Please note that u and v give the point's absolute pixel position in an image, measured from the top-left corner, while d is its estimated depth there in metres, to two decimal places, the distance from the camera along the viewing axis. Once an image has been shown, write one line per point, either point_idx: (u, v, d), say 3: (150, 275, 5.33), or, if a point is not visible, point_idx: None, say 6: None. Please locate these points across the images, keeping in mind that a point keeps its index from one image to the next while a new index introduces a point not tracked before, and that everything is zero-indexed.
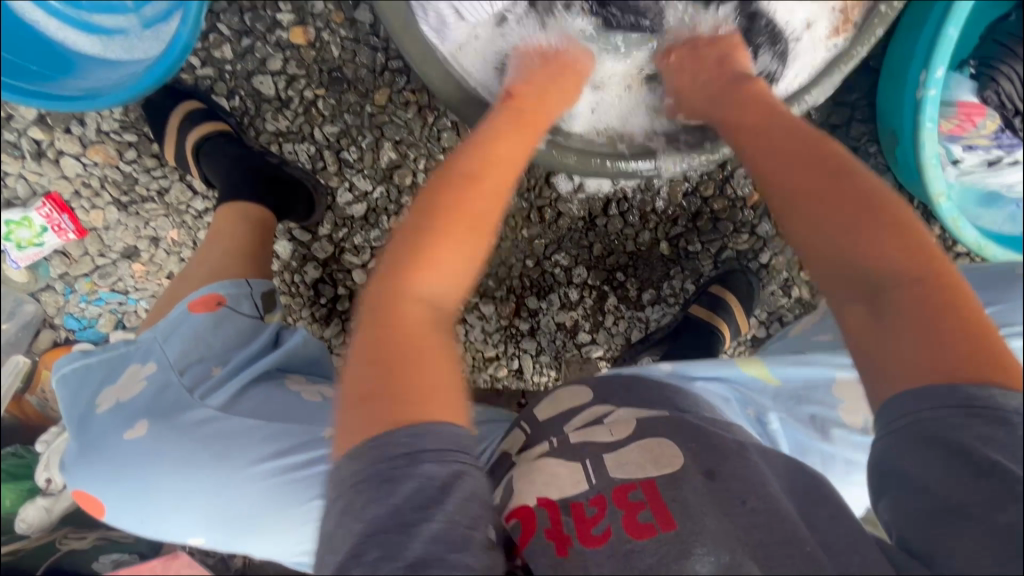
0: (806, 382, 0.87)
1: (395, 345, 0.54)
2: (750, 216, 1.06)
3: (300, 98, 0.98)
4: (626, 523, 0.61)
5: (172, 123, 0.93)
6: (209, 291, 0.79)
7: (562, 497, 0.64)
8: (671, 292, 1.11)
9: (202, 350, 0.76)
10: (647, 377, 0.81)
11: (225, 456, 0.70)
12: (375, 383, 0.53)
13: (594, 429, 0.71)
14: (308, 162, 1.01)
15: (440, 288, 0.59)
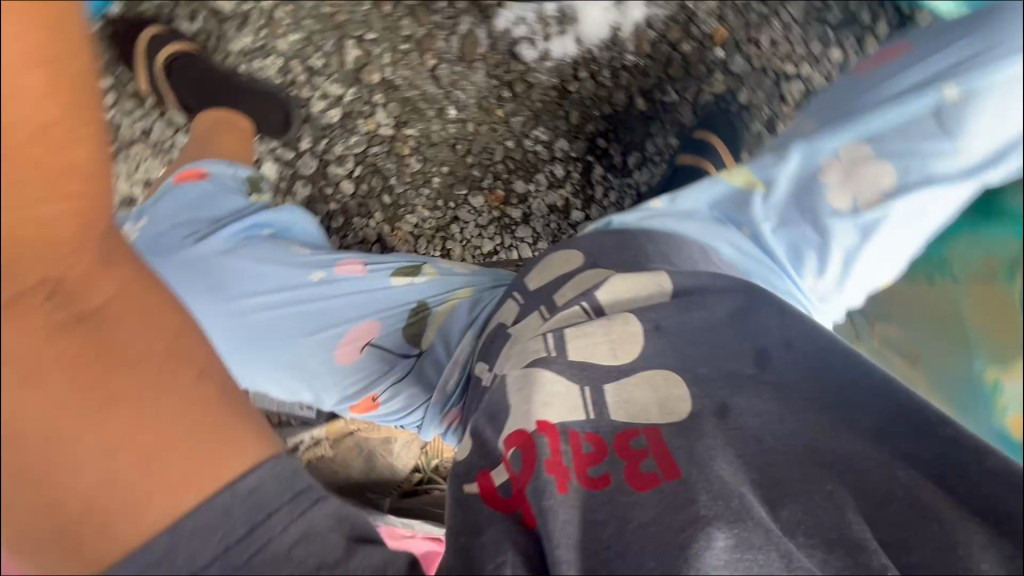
0: (794, 181, 0.71)
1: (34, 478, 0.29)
2: (721, 54, 1.04)
3: (259, 10, 1.00)
4: (629, 475, 0.46)
5: (139, 49, 0.96)
6: (193, 166, 0.78)
7: (563, 421, 0.49)
8: (655, 151, 1.10)
9: (187, 209, 0.73)
10: (634, 236, 0.68)
11: (211, 298, 0.68)
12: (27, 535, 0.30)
13: (590, 324, 0.56)
14: (278, 76, 1.03)
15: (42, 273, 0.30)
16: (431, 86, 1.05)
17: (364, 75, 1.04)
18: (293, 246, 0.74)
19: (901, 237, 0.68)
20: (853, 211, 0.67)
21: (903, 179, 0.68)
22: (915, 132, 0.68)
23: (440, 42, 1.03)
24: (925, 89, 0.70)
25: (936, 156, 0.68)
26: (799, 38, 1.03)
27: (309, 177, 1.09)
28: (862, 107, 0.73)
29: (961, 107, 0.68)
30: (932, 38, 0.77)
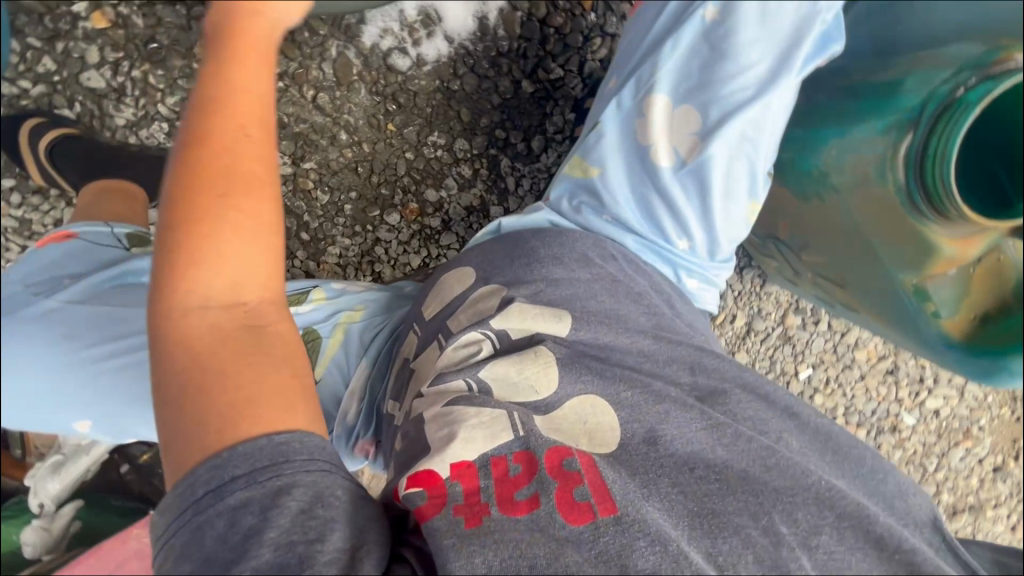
0: (626, 160, 0.73)
1: (188, 377, 0.45)
2: (594, 18, 1.02)
3: (131, 81, 0.99)
4: (559, 502, 0.53)
5: (23, 135, 0.97)
6: (63, 229, 0.87)
7: (481, 454, 0.56)
8: (556, 132, 1.08)
9: (46, 269, 0.83)
10: (526, 243, 0.75)
11: (71, 344, 0.79)
12: (174, 424, 0.45)
13: (504, 364, 0.65)
14: (168, 140, 1.04)
15: (223, 291, 0.47)
16: (318, 116, 1.05)
17: None
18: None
19: (739, 164, 0.70)
20: (676, 164, 0.70)
21: (709, 113, 0.69)
22: (701, 62, 0.69)
23: (314, 71, 1.02)
24: (688, 13, 0.69)
25: (731, 78, 0.68)
26: None
27: None
28: (647, 47, 0.72)
29: (724, 22, 0.68)
30: None
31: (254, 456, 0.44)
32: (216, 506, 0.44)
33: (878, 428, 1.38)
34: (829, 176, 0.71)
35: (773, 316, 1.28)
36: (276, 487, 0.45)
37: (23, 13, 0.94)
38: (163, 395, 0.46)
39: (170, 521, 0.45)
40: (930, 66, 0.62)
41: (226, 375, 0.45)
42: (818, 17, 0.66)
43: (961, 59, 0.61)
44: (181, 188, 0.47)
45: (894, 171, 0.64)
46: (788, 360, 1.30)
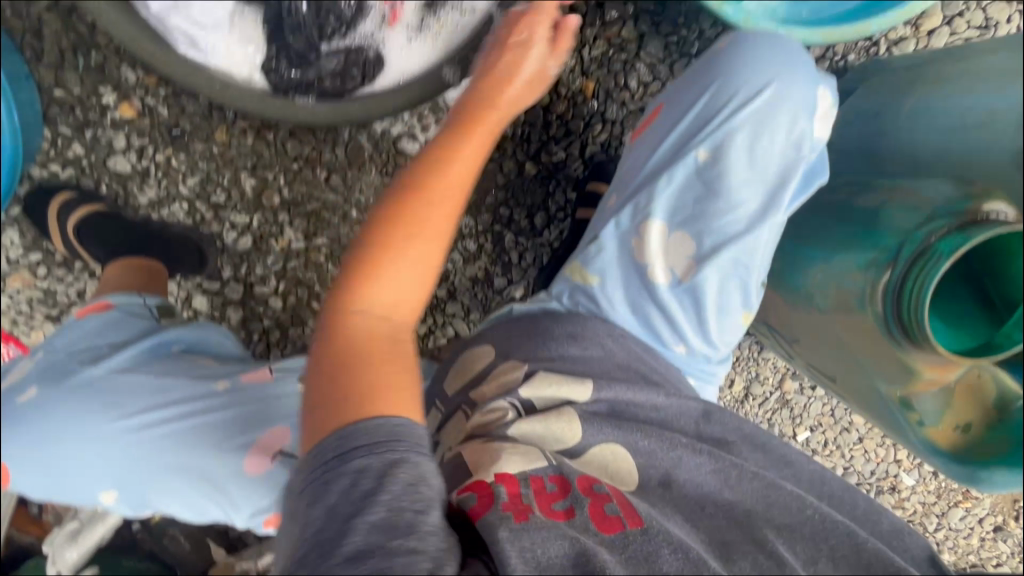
0: (624, 276, 0.76)
1: (348, 356, 0.57)
2: (596, 105, 1.05)
3: (155, 165, 1.05)
4: (592, 514, 0.61)
5: (50, 216, 1.01)
6: (102, 299, 0.95)
7: (522, 471, 0.62)
8: (558, 210, 1.12)
9: (87, 338, 0.89)
10: (541, 323, 0.78)
11: (104, 416, 0.83)
12: (321, 392, 0.55)
13: (529, 422, 0.68)
14: (188, 218, 1.09)
15: (388, 300, 0.60)
16: (330, 195, 1.09)
17: (265, 200, 1.09)
18: (196, 361, 0.93)
19: (731, 285, 0.74)
20: (671, 283, 0.74)
21: (703, 241, 0.72)
22: (695, 194, 0.72)
23: (327, 155, 1.07)
24: (683, 149, 0.71)
25: (722, 214, 0.71)
26: (667, 74, 1.03)
27: (240, 300, 1.15)
28: (643, 175, 0.74)
29: (716, 163, 0.70)
30: (673, 91, 0.76)
31: (377, 430, 0.52)
32: (342, 470, 0.51)
33: (877, 488, 1.39)
34: (815, 293, 0.73)
35: (770, 381, 1.30)
36: (392, 462, 0.51)
37: (55, 104, 1.00)
38: (321, 362, 0.57)
39: (302, 477, 0.52)
40: (904, 199, 0.65)
41: (372, 365, 0.56)
42: (802, 161, 0.70)
43: (935, 206, 0.62)
44: (389, 210, 0.62)
45: (873, 306, 0.65)
46: (785, 423, 1.33)
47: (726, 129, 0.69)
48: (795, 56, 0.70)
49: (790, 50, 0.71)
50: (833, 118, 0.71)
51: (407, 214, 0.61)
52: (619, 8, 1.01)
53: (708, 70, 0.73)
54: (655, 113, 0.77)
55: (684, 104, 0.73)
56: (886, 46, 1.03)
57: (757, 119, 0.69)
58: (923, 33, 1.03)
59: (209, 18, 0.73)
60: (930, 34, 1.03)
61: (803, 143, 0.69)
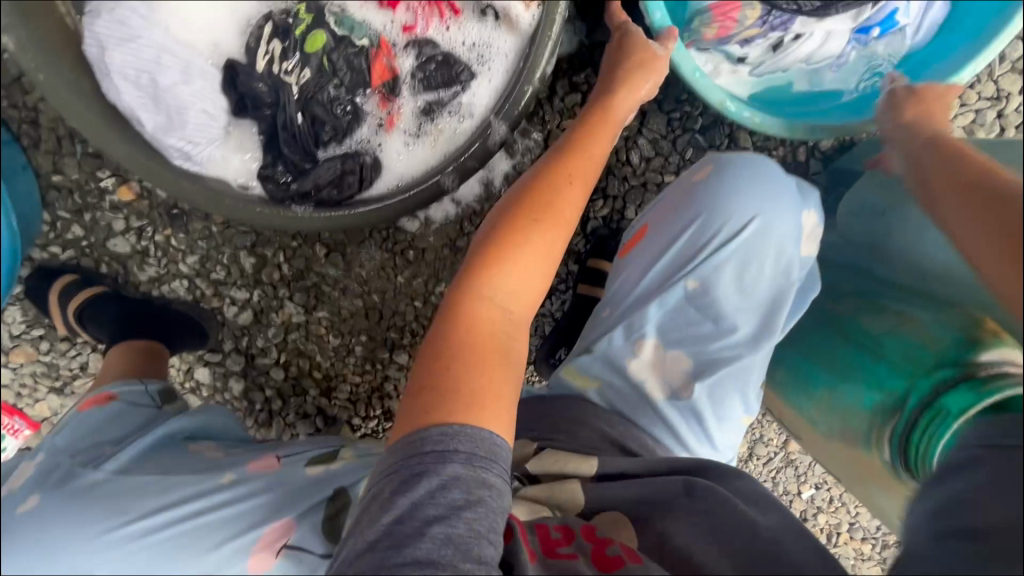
0: (621, 391, 0.75)
1: (462, 349, 0.60)
2: (597, 180, 1.03)
3: (154, 244, 1.05)
4: (595, 558, 0.61)
5: (51, 298, 1.01)
6: (101, 391, 0.89)
7: (528, 519, 0.64)
8: (560, 281, 1.10)
9: (90, 436, 0.81)
10: (553, 402, 0.77)
11: (92, 527, 0.69)
12: (432, 380, 0.59)
13: (533, 490, 0.68)
14: (189, 294, 1.09)
15: (506, 294, 0.65)
16: (330, 269, 1.09)
17: (265, 276, 1.08)
18: (203, 447, 0.87)
19: (732, 398, 0.74)
20: (670, 396, 0.73)
21: (699, 357, 0.73)
22: (687, 318, 0.73)
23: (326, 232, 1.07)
24: (672, 278, 0.73)
25: (715, 338, 0.73)
26: (670, 148, 1.02)
27: (241, 372, 1.14)
28: (633, 298, 0.76)
29: (706, 292, 0.72)
30: (659, 211, 0.78)
31: (480, 440, 0.55)
32: (438, 471, 0.53)
33: (885, 544, 1.37)
34: (818, 419, 0.73)
35: (775, 442, 1.29)
36: (484, 480, 0.54)
37: (55, 189, 1.00)
38: (434, 342, 0.61)
39: (395, 462, 0.54)
40: (908, 331, 0.65)
41: (481, 363, 0.60)
42: (791, 286, 0.72)
43: (944, 351, 0.61)
44: (518, 209, 0.70)
45: (879, 447, 0.65)
46: (791, 481, 1.31)
47: (733, 241, 0.71)
48: (779, 185, 0.73)
49: (774, 178, 0.74)
50: (818, 236, 0.75)
51: (534, 215, 0.69)
52: None
53: (689, 195, 0.75)
54: (640, 235, 0.78)
55: (671, 229, 0.75)
56: None
57: (745, 249, 0.71)
58: None
59: (203, 134, 0.72)
60: None
61: (792, 269, 0.72)
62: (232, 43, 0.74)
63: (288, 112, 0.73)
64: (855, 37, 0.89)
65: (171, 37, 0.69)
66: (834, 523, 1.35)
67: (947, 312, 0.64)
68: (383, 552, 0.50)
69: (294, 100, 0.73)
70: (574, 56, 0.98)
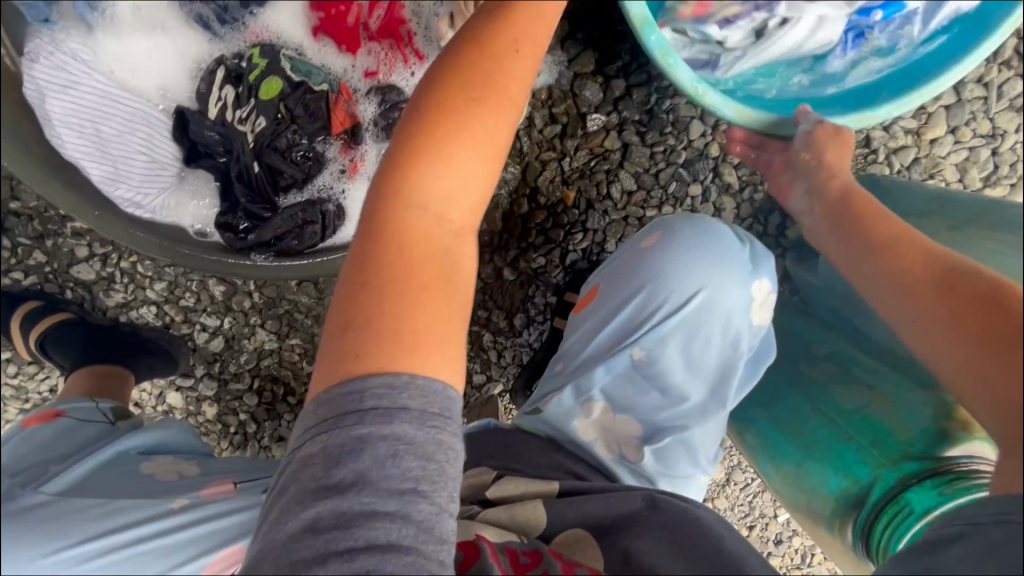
0: (578, 448, 0.71)
1: (382, 280, 0.48)
2: (578, 214, 1.00)
3: (119, 271, 1.03)
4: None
5: (14, 325, 0.98)
6: (47, 407, 0.83)
7: (497, 541, 0.59)
8: (537, 312, 1.08)
9: (41, 451, 0.75)
10: (516, 434, 0.73)
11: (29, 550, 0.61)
12: (359, 314, 0.47)
13: (496, 509, 0.63)
14: (157, 320, 1.06)
15: (444, 201, 0.50)
16: (302, 296, 1.06)
17: (235, 302, 1.06)
18: (154, 468, 0.79)
19: (679, 459, 0.70)
20: (615, 456, 0.71)
21: (648, 424, 0.71)
22: (633, 388, 0.71)
23: None
24: (619, 345, 0.71)
25: (664, 407, 0.71)
26: (653, 182, 0.99)
27: (215, 396, 1.10)
28: (585, 358, 0.73)
29: (651, 363, 0.70)
30: (610, 270, 0.76)
31: (425, 397, 0.45)
32: (381, 426, 0.43)
33: None
34: (783, 491, 0.69)
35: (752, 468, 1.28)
36: (434, 438, 0.45)
37: (14, 216, 0.98)
38: (355, 272, 0.49)
39: (324, 421, 0.44)
40: (880, 414, 0.67)
41: (411, 290, 0.48)
42: (741, 356, 0.71)
43: (912, 441, 0.64)
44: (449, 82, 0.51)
45: (841, 530, 0.65)
46: (768, 505, 1.30)
47: (690, 306, 0.69)
48: (728, 254, 0.71)
49: (723, 246, 0.72)
50: (770, 305, 0.72)
51: (473, 84, 0.51)
52: (602, 118, 0.96)
53: (638, 257, 0.73)
54: (591, 297, 0.77)
55: (616, 298, 0.73)
56: (885, 154, 0.97)
57: (691, 322, 0.69)
58: (925, 142, 0.97)
59: (154, 184, 0.74)
60: (933, 143, 0.97)
61: (740, 340, 0.70)
62: (182, 88, 0.75)
63: (242, 162, 0.73)
64: (853, 19, 0.86)
65: (114, 83, 0.72)
66: (808, 545, 1.34)
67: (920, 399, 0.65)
68: (326, 535, 0.43)
69: (250, 148, 0.73)
70: (554, 87, 0.95)
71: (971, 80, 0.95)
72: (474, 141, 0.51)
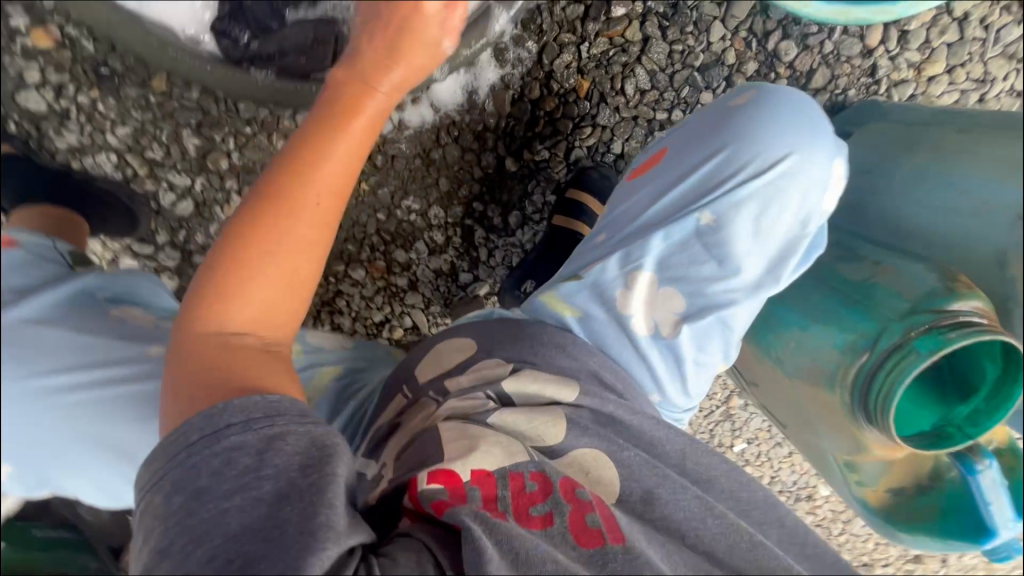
0: (615, 319, 0.69)
1: (204, 362, 0.52)
2: (588, 107, 0.98)
3: (76, 106, 0.91)
4: (571, 523, 0.54)
5: None
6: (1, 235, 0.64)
7: (501, 467, 0.56)
8: (534, 211, 1.05)
9: None
10: (529, 326, 0.69)
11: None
12: (186, 389, 0.51)
13: (511, 417, 0.61)
14: (118, 171, 0.95)
15: (260, 295, 0.55)
16: None
17: (211, 162, 0.96)
18: (126, 314, 0.67)
19: (713, 340, 0.69)
20: (652, 334, 0.69)
21: (694, 301, 0.68)
22: (689, 257, 0.69)
23: (286, 121, 0.94)
24: (684, 210, 0.69)
25: (713, 281, 0.68)
26: (667, 83, 0.97)
27: (176, 269, 1.00)
28: (640, 223, 0.71)
29: (716, 231, 0.67)
30: (688, 135, 0.73)
31: (249, 408, 0.48)
32: (213, 446, 0.46)
33: (796, 496, 1.43)
34: (786, 361, 0.72)
35: (718, 395, 1.31)
36: (269, 437, 0.47)
37: None
38: (182, 361, 0.53)
39: (161, 466, 0.47)
40: (887, 281, 0.66)
41: (230, 368, 0.52)
42: (806, 238, 0.68)
43: (918, 298, 0.61)
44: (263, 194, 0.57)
45: (842, 388, 0.65)
46: (727, 434, 1.35)
47: (749, 184, 0.66)
48: (814, 128, 0.68)
49: (814, 122, 0.69)
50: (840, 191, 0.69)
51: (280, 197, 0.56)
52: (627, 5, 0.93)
53: (713, 123, 0.72)
54: (657, 159, 0.74)
55: (690, 160, 0.71)
56: (887, 86, 1.00)
57: (766, 191, 0.66)
58: (924, 79, 1.00)
59: None
60: (931, 80, 1.00)
61: (809, 222, 0.68)
62: None
63: None
64: None
65: None
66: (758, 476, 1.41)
67: (925, 268, 0.64)
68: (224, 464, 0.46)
69: None
70: None
71: (976, 19, 0.98)
72: (298, 232, 0.56)
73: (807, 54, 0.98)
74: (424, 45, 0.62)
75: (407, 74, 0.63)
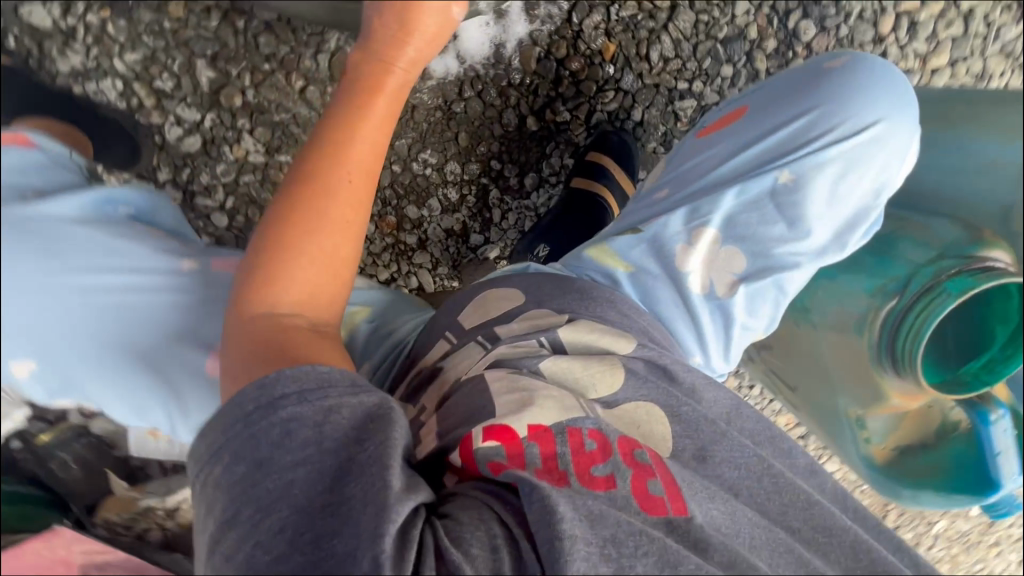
0: (671, 272, 0.68)
1: (254, 343, 0.50)
2: (613, 71, 0.99)
3: (84, 26, 0.87)
4: (635, 489, 0.49)
5: None
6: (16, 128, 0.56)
7: (557, 420, 0.52)
8: (551, 173, 1.06)
9: None
10: (572, 281, 0.68)
11: None
12: (237, 369, 0.49)
13: (564, 366, 0.59)
14: (121, 100, 0.90)
15: (306, 272, 0.52)
16: (303, 107, 0.94)
17: (223, 98, 0.93)
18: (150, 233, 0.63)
19: (766, 304, 0.70)
20: (707, 290, 0.68)
21: (756, 260, 0.68)
22: (759, 216, 0.68)
23: (306, 61, 0.92)
24: (764, 167, 0.69)
25: (783, 242, 0.68)
26: (690, 53, 0.99)
27: None
28: (710, 178, 0.71)
29: (792, 192, 0.68)
30: (770, 95, 0.74)
31: (302, 378, 0.45)
32: (269, 417, 0.43)
33: None
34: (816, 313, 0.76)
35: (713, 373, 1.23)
36: (327, 407, 0.44)
37: None
38: (233, 343, 0.51)
39: (221, 436, 0.44)
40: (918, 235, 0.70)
41: (280, 345, 0.49)
42: (875, 209, 0.69)
43: (944, 247, 0.66)
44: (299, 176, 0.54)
45: (871, 331, 0.68)
46: None
47: (826, 151, 0.67)
48: (901, 99, 0.69)
49: (899, 88, 0.70)
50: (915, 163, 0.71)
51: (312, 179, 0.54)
52: None
53: (796, 87, 0.73)
54: (736, 116, 0.75)
55: (771, 122, 0.71)
56: None
57: (848, 156, 0.67)
58: (928, 70, 1.05)
59: None
60: (934, 72, 1.05)
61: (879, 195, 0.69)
62: None
63: None
64: None
65: None
66: None
67: (951, 223, 0.68)
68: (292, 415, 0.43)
69: None
70: None
71: (976, 16, 1.04)
72: (337, 210, 0.54)
73: (823, 36, 1.01)
74: (431, 11, 0.60)
75: (422, 47, 0.61)
